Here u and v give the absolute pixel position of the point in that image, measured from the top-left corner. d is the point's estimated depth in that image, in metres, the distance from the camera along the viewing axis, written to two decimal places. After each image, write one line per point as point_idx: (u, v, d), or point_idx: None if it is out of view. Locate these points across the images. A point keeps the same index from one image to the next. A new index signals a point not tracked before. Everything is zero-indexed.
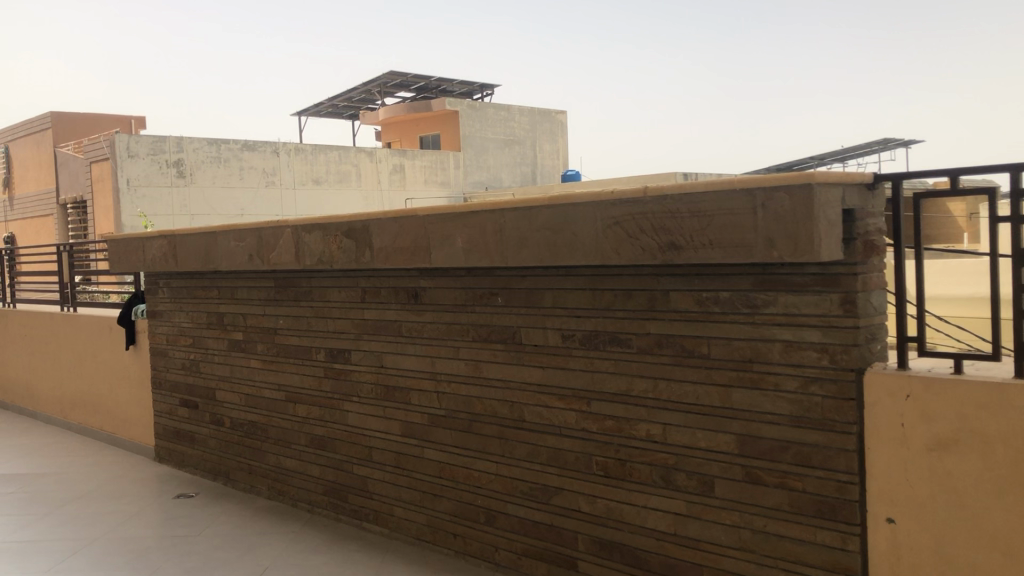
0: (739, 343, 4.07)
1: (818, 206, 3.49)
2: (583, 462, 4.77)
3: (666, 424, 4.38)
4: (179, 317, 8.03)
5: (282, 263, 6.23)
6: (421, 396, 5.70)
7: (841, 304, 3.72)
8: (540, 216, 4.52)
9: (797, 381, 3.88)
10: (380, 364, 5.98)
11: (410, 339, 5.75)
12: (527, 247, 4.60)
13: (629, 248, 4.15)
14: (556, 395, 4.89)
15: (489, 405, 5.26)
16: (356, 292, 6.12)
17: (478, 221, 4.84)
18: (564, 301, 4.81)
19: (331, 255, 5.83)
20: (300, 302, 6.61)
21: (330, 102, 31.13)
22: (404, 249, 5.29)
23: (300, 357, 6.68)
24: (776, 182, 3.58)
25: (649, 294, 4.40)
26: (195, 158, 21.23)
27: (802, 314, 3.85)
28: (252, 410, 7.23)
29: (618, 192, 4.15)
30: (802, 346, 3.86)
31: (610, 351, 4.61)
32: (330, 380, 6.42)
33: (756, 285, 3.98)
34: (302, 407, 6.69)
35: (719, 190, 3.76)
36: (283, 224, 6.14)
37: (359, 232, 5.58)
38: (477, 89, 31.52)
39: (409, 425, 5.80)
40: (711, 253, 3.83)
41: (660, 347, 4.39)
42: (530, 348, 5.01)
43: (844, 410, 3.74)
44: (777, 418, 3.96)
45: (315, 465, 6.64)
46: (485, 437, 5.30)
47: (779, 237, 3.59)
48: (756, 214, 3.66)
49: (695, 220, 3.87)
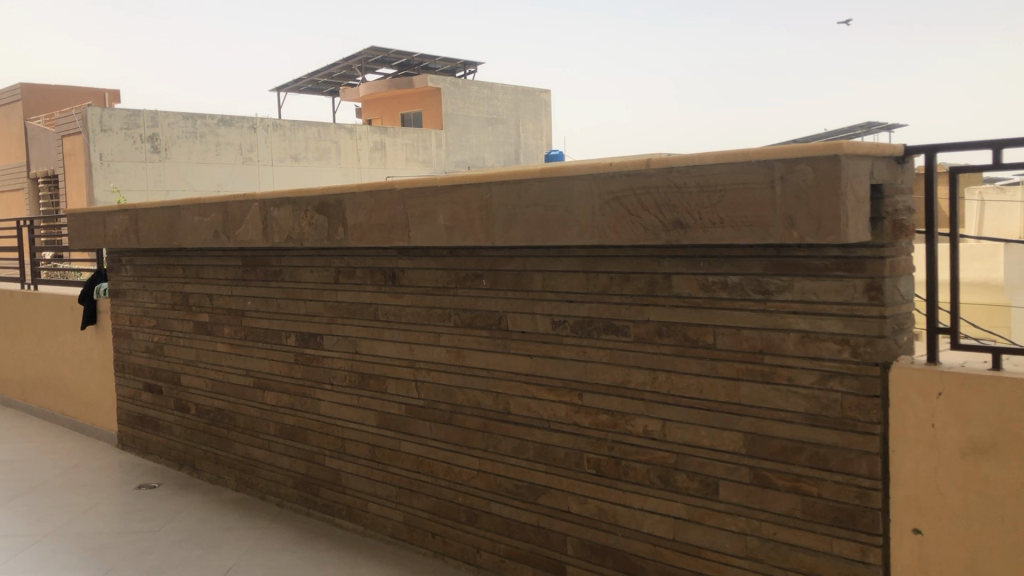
0: (749, 332, 3.69)
1: (845, 180, 3.10)
2: (574, 459, 4.39)
3: (666, 420, 4.00)
4: (143, 297, 7.57)
5: (249, 241, 5.79)
6: (398, 385, 5.30)
7: (866, 291, 3.34)
8: (531, 191, 4.11)
9: (813, 376, 3.51)
10: (355, 350, 5.57)
11: (387, 323, 5.34)
12: (515, 224, 4.19)
13: (629, 227, 3.75)
14: (546, 386, 4.49)
15: (471, 396, 4.87)
16: (329, 273, 5.69)
17: (461, 195, 4.42)
18: (555, 284, 4.41)
19: (302, 232, 5.38)
20: (269, 282, 6.18)
21: (310, 77, 30.47)
22: (380, 226, 4.86)
23: (269, 341, 6.26)
24: (797, 153, 3.19)
25: (649, 278, 4.01)
26: (170, 133, 20.64)
27: (821, 301, 3.47)
28: (219, 396, 6.80)
29: (617, 164, 3.74)
30: (820, 337, 3.48)
31: (605, 339, 4.22)
32: (300, 366, 6.01)
33: (770, 269, 3.60)
34: (271, 394, 6.28)
35: (732, 162, 3.36)
36: (251, 198, 5.70)
37: (331, 207, 5.15)
38: (459, 66, 30.92)
39: (385, 415, 5.40)
40: (722, 233, 3.43)
41: (660, 336, 4.00)
42: (517, 335, 4.61)
43: (866, 408, 3.37)
44: (790, 416, 3.58)
45: (284, 456, 6.23)
46: (467, 430, 4.90)
47: (799, 216, 3.21)
48: (773, 189, 3.27)
49: (704, 196, 3.47)
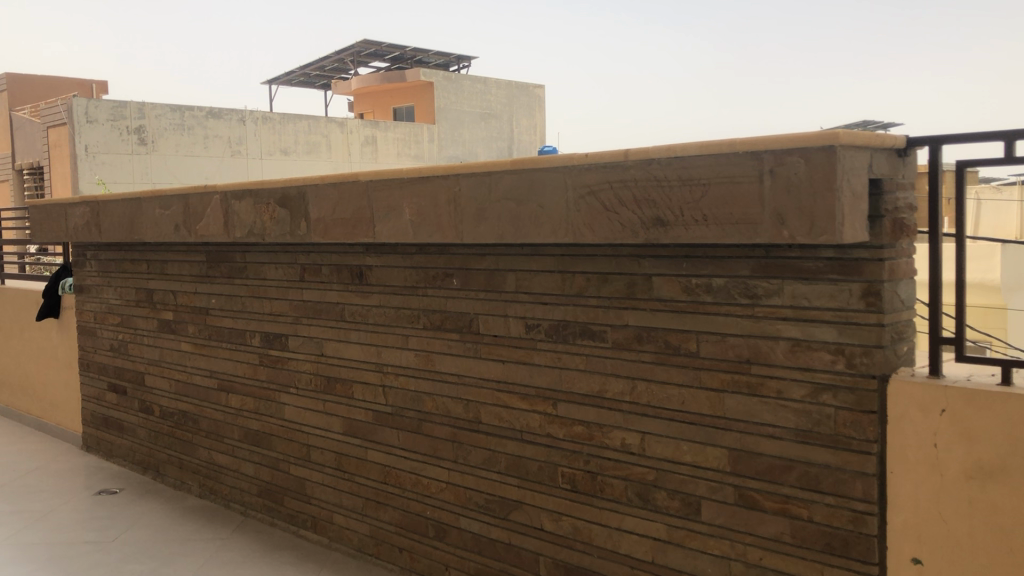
0: (735, 340, 3.38)
1: (841, 173, 2.80)
2: (547, 473, 4.08)
3: (645, 433, 3.69)
4: (107, 293, 7.24)
5: (210, 236, 5.47)
6: (364, 390, 4.99)
7: (862, 297, 3.04)
8: (501, 184, 3.80)
9: (805, 388, 3.20)
10: (320, 353, 5.26)
11: (354, 324, 5.02)
12: (485, 220, 3.88)
13: (605, 224, 3.44)
14: (518, 395, 4.18)
15: (441, 404, 4.55)
16: (294, 270, 5.38)
17: (428, 188, 4.10)
18: (529, 285, 4.09)
19: (263, 227, 5.06)
20: (234, 279, 5.87)
21: (301, 70, 30.09)
22: (344, 221, 4.54)
23: (233, 342, 5.95)
24: (788, 144, 2.88)
25: (627, 279, 3.70)
26: (157, 124, 20.27)
27: (813, 307, 3.17)
28: (183, 398, 6.49)
29: (592, 155, 3.43)
30: (812, 347, 3.18)
31: (580, 344, 3.90)
32: (265, 369, 5.70)
33: (758, 271, 3.29)
34: (236, 397, 5.97)
35: (717, 153, 3.06)
36: (212, 191, 5.38)
37: (294, 200, 4.83)
38: (452, 61, 30.58)
39: (351, 422, 5.09)
40: (705, 232, 3.12)
41: (639, 343, 3.69)
42: (488, 338, 4.29)
43: (862, 425, 3.07)
44: (779, 432, 3.28)
45: (249, 463, 5.93)
46: (436, 439, 4.59)
47: (790, 213, 2.90)
48: (762, 183, 2.96)
49: (685, 191, 3.16)
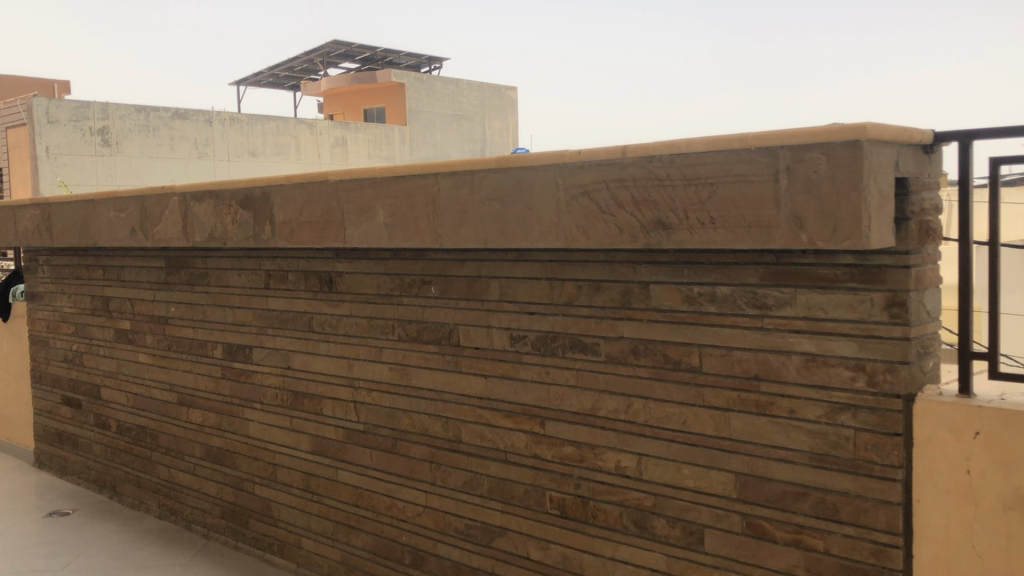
0: (742, 354, 3.09)
1: (868, 171, 2.51)
2: (534, 498, 3.76)
3: (642, 455, 3.39)
4: (61, 300, 6.82)
5: (168, 240, 5.09)
6: (335, 406, 4.64)
7: (886, 308, 2.76)
8: (484, 185, 3.48)
9: (820, 408, 2.92)
10: (287, 365, 4.91)
11: (323, 335, 4.68)
12: (466, 223, 3.56)
13: (599, 228, 3.14)
14: (501, 412, 3.86)
15: (417, 421, 4.23)
16: (259, 277, 5.02)
17: (404, 189, 3.77)
18: (513, 293, 3.77)
19: (225, 231, 4.71)
20: (195, 287, 5.50)
21: (270, 70, 29.56)
22: (312, 224, 4.20)
23: (195, 353, 5.58)
24: (808, 138, 2.58)
25: (622, 287, 3.40)
26: (122, 126, 19.72)
27: (830, 319, 2.88)
28: (141, 413, 6.10)
29: (586, 152, 3.12)
30: (828, 362, 2.89)
31: (571, 358, 3.59)
32: (228, 383, 5.35)
33: (768, 279, 3.00)
34: (197, 412, 5.61)
35: (725, 149, 2.76)
36: (170, 191, 5.01)
37: (258, 202, 4.48)
38: (423, 62, 30.19)
39: (321, 440, 4.75)
40: (712, 236, 2.82)
41: (635, 356, 3.38)
42: (469, 351, 3.97)
43: (885, 449, 2.78)
44: (792, 455, 2.99)
45: (211, 482, 5.56)
46: (412, 460, 4.26)
47: (810, 215, 2.61)
48: (778, 182, 2.66)
49: (690, 191, 2.86)
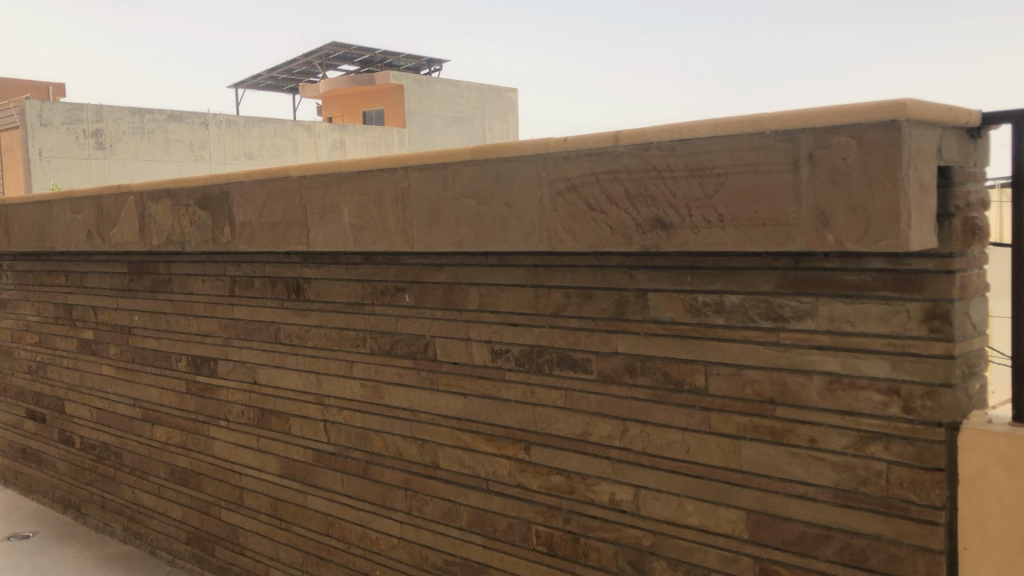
0: (754, 374, 2.66)
1: (908, 158, 2.09)
2: (518, 532, 3.34)
3: (640, 488, 2.97)
4: (24, 308, 6.41)
5: (126, 244, 4.68)
6: (303, 426, 4.23)
7: (925, 321, 2.34)
8: (458, 179, 3.06)
9: (847, 438, 2.50)
10: (253, 381, 4.50)
11: (290, 347, 4.26)
12: (439, 223, 3.14)
13: (588, 228, 2.72)
14: (482, 436, 3.44)
15: (391, 444, 3.81)
16: (224, 283, 4.61)
17: (370, 185, 3.36)
18: (495, 302, 3.35)
19: (184, 233, 4.30)
20: (158, 294, 5.09)
21: (267, 73, 29.17)
22: (273, 226, 3.79)
23: (159, 366, 5.17)
24: (834, 120, 2.16)
25: (616, 296, 2.98)
26: (115, 129, 19.16)
27: (858, 334, 2.46)
28: (104, 429, 5.69)
29: (573, 140, 2.70)
30: (856, 384, 2.47)
31: (559, 376, 3.17)
32: (193, 398, 4.94)
33: (784, 287, 2.58)
34: (161, 429, 5.20)
35: (735, 135, 2.34)
36: (126, 191, 4.60)
37: (216, 201, 4.07)
38: (423, 64, 29.81)
39: (289, 462, 4.33)
40: (720, 236, 2.41)
41: (631, 375, 2.96)
42: (446, 366, 3.55)
43: (925, 488, 2.36)
44: (813, 492, 2.57)
45: (177, 506, 5.14)
46: (386, 486, 3.84)
47: (837, 211, 2.19)
48: (799, 172, 2.24)
49: (693, 183, 2.44)
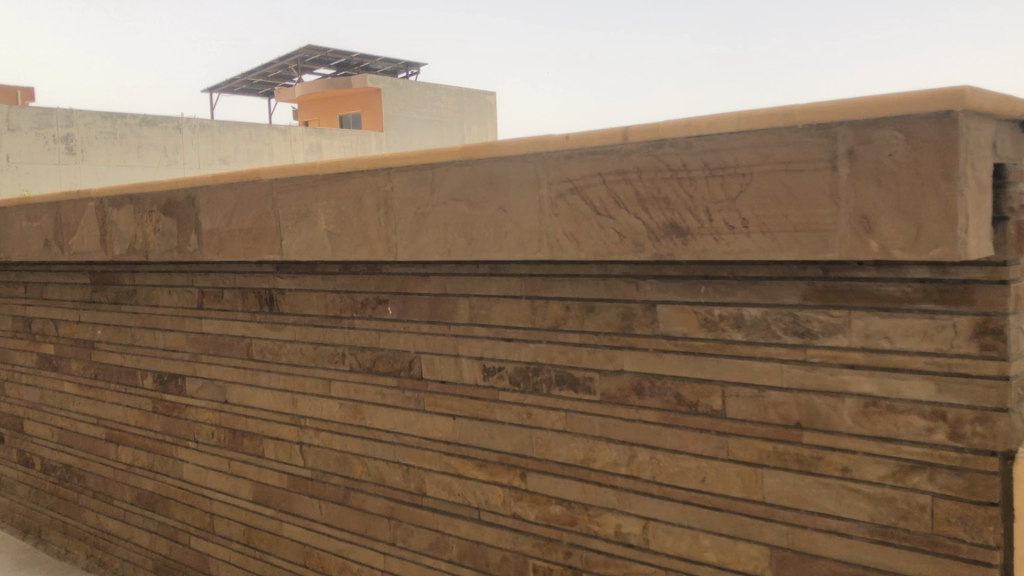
0: (779, 396, 2.40)
1: (964, 153, 1.83)
2: (513, 566, 3.06)
3: (649, 520, 2.70)
4: None
5: (86, 253, 4.36)
6: (278, 448, 3.93)
7: (975, 337, 2.08)
8: (446, 181, 2.78)
9: (885, 467, 2.23)
10: (224, 400, 4.19)
11: (263, 364, 3.95)
12: (426, 229, 2.86)
13: (593, 235, 2.45)
14: (473, 461, 3.15)
15: (373, 468, 3.52)
16: (192, 295, 4.30)
17: (349, 188, 3.07)
18: (486, 315, 3.07)
19: (147, 241, 3.99)
20: (122, 306, 4.77)
21: (242, 76, 28.77)
22: (243, 233, 3.50)
23: (123, 383, 4.84)
24: (878, 111, 1.91)
25: (621, 308, 2.71)
26: (87, 133, 18.26)
27: (898, 351, 2.20)
28: (66, 450, 5.35)
29: (576, 137, 2.43)
30: (895, 408, 2.21)
31: (558, 396, 2.90)
32: (160, 418, 4.62)
33: (812, 299, 2.32)
34: (126, 450, 4.87)
35: (762, 129, 2.07)
36: (85, 196, 4.27)
37: (182, 207, 3.77)
38: (400, 67, 29.49)
39: (262, 487, 4.03)
40: (745, 243, 2.14)
41: (639, 396, 2.69)
42: (433, 384, 3.26)
43: (977, 524, 2.10)
44: (846, 527, 2.31)
45: (144, 532, 4.82)
46: (368, 515, 3.55)
47: (881, 215, 1.94)
48: (837, 170, 1.99)
49: (713, 183, 2.17)
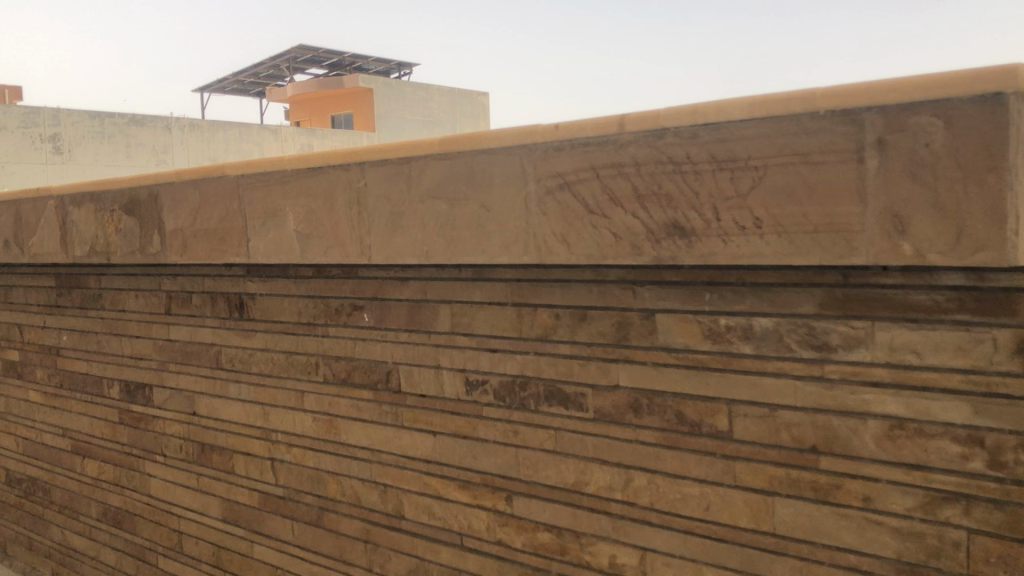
0: (792, 416, 2.15)
1: (1016, 143, 1.58)
2: None
3: (646, 550, 2.45)
4: None
5: (46, 255, 4.10)
6: (248, 464, 3.67)
7: (1018, 353, 1.84)
8: (425, 177, 2.52)
9: (913, 498, 1.99)
10: (192, 412, 3.93)
11: (233, 374, 3.70)
12: (403, 229, 2.61)
13: (585, 236, 2.20)
14: (455, 482, 2.90)
15: (349, 488, 3.26)
16: (159, 299, 4.04)
17: (319, 185, 2.81)
18: (469, 323, 2.82)
19: (109, 242, 3.73)
20: (88, 311, 4.50)
21: (233, 76, 28.46)
22: (209, 234, 3.24)
23: (89, 392, 4.57)
24: (912, 94, 1.66)
25: (616, 317, 2.46)
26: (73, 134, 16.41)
27: (928, 368, 1.95)
28: (31, 462, 5.07)
29: (567, 127, 2.18)
30: (925, 431, 1.96)
31: (546, 413, 2.64)
32: (126, 429, 4.35)
33: (830, 308, 2.07)
34: (92, 462, 4.60)
35: (778, 116, 1.82)
36: (45, 194, 4.00)
37: (144, 205, 3.50)
38: (393, 67, 29.20)
39: (232, 505, 3.77)
40: (758, 246, 1.90)
41: (636, 414, 2.44)
42: (413, 398, 3.01)
43: (1019, 564, 1.86)
44: (867, 564, 2.06)
45: (110, 550, 4.55)
46: (344, 538, 3.29)
47: (917, 214, 1.69)
48: (864, 163, 1.74)
49: (722, 178, 1.92)
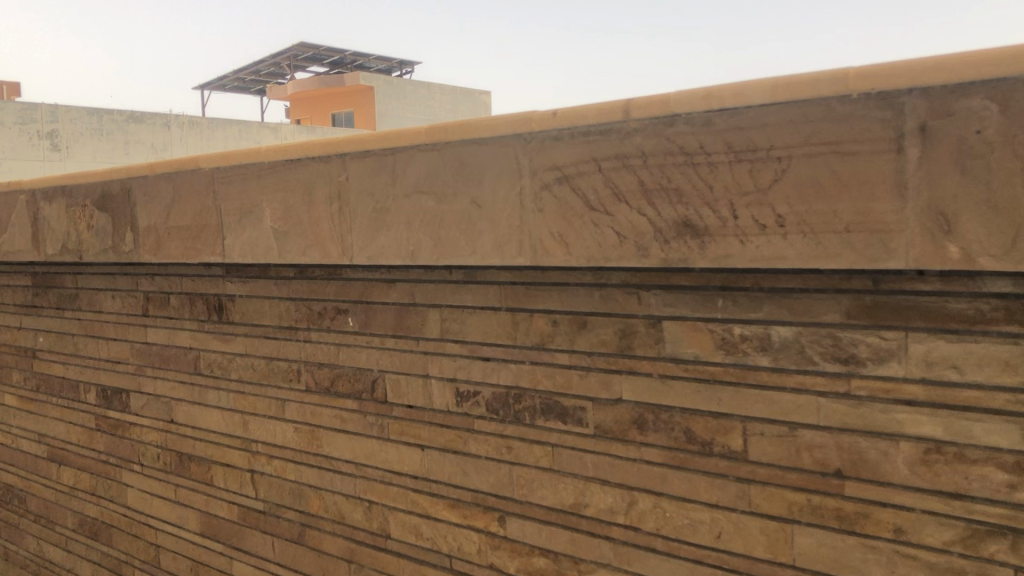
0: (814, 437, 1.94)
1: None
2: None
3: None
4: None
5: (17, 254, 3.89)
6: (227, 476, 3.45)
7: None
8: (411, 170, 2.31)
9: (952, 531, 1.77)
10: (170, 419, 3.72)
11: (212, 380, 3.48)
12: (388, 227, 2.39)
13: (586, 235, 1.99)
14: (444, 501, 2.69)
15: (332, 504, 3.04)
16: (136, 300, 3.83)
17: (299, 178, 2.60)
18: (460, 329, 2.61)
19: (81, 240, 3.52)
20: (64, 312, 4.29)
21: (234, 73, 28.24)
22: (183, 231, 3.03)
23: (65, 397, 4.36)
24: (961, 73, 1.45)
25: (619, 325, 2.25)
26: (72, 129, 15.43)
27: (970, 385, 1.74)
28: (7, 469, 4.86)
29: (566, 114, 1.97)
30: (965, 456, 1.75)
31: (543, 428, 2.43)
32: (103, 437, 4.14)
33: (858, 317, 1.85)
34: (68, 470, 4.39)
35: (804, 100, 1.61)
36: (16, 188, 3.79)
37: (117, 200, 3.29)
38: (394, 65, 28.99)
39: (211, 519, 3.55)
40: (780, 247, 1.68)
41: (640, 431, 2.23)
42: (399, 409, 2.79)
43: None
44: None
45: (86, 563, 4.34)
46: (327, 558, 3.08)
47: (967, 212, 1.49)
48: (903, 153, 1.53)
49: (740, 171, 1.71)
